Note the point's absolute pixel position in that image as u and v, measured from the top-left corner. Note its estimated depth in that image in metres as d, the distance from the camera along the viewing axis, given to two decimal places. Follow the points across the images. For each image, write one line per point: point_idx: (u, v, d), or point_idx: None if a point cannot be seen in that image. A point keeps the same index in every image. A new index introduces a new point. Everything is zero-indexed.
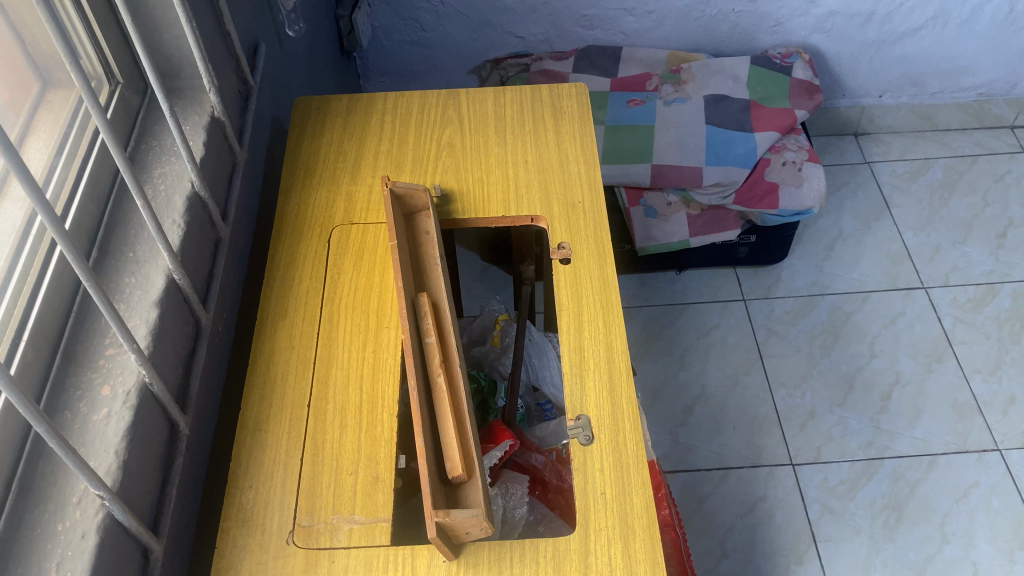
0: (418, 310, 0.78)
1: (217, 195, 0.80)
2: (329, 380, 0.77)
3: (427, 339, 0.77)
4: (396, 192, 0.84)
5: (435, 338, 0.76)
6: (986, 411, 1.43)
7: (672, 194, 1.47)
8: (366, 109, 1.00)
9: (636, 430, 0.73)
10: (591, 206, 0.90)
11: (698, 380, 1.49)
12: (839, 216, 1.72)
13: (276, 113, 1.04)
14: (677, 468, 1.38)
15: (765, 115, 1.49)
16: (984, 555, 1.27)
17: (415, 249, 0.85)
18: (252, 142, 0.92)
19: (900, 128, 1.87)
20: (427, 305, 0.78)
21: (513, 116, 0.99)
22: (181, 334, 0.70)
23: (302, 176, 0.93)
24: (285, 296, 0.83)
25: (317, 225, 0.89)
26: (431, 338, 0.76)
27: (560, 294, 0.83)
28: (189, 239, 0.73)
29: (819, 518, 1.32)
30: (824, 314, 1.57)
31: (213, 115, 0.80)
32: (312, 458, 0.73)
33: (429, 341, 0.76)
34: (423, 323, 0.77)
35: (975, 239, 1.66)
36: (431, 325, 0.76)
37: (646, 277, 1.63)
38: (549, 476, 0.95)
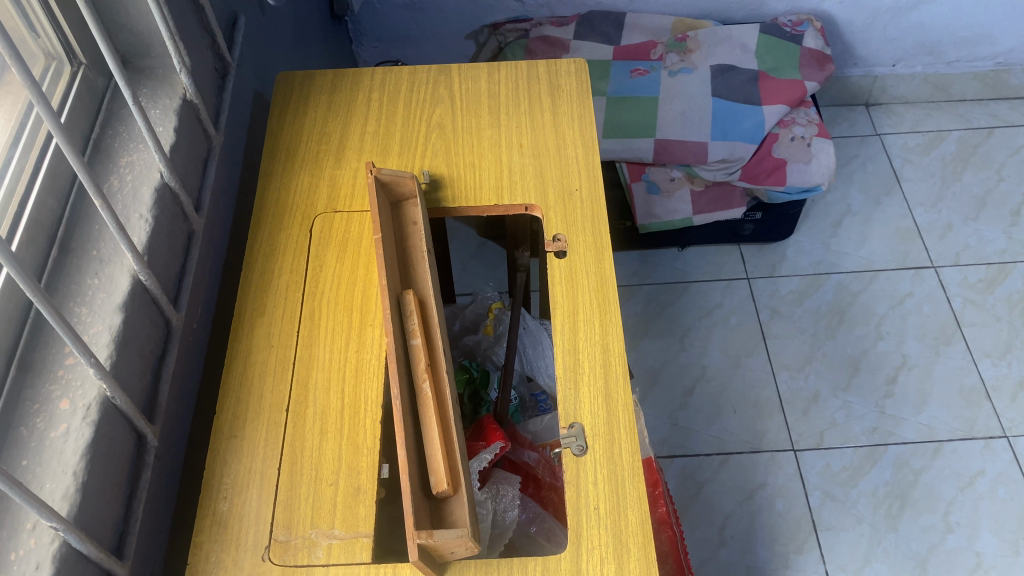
0: (404, 309, 0.74)
1: (189, 184, 0.75)
2: (308, 382, 0.73)
3: (413, 340, 0.72)
4: (382, 180, 0.79)
5: (421, 340, 0.72)
6: (994, 396, 1.39)
7: (675, 168, 1.41)
8: (352, 86, 0.95)
9: (632, 442, 0.70)
10: (589, 194, 0.85)
11: (699, 361, 1.45)
12: (848, 191, 1.66)
13: (258, 88, 0.98)
14: (675, 453, 1.35)
15: (774, 87, 1.43)
16: (988, 545, 1.25)
17: (401, 241, 0.80)
18: (230, 123, 0.86)
19: (914, 99, 1.80)
20: (412, 303, 0.74)
21: (507, 95, 0.94)
22: (148, 338, 0.66)
23: (283, 158, 0.88)
24: (263, 290, 0.79)
25: (298, 213, 0.84)
26: (416, 340, 0.72)
27: (555, 291, 0.78)
28: (157, 234, 0.68)
29: (820, 505, 1.29)
30: (830, 293, 1.52)
31: (184, 97, 0.75)
32: (290, 467, 0.69)
33: (414, 344, 0.72)
34: (408, 323, 0.72)
35: (988, 217, 1.61)
36: (416, 326, 0.72)
37: (647, 254, 1.59)
38: (543, 474, 0.91)
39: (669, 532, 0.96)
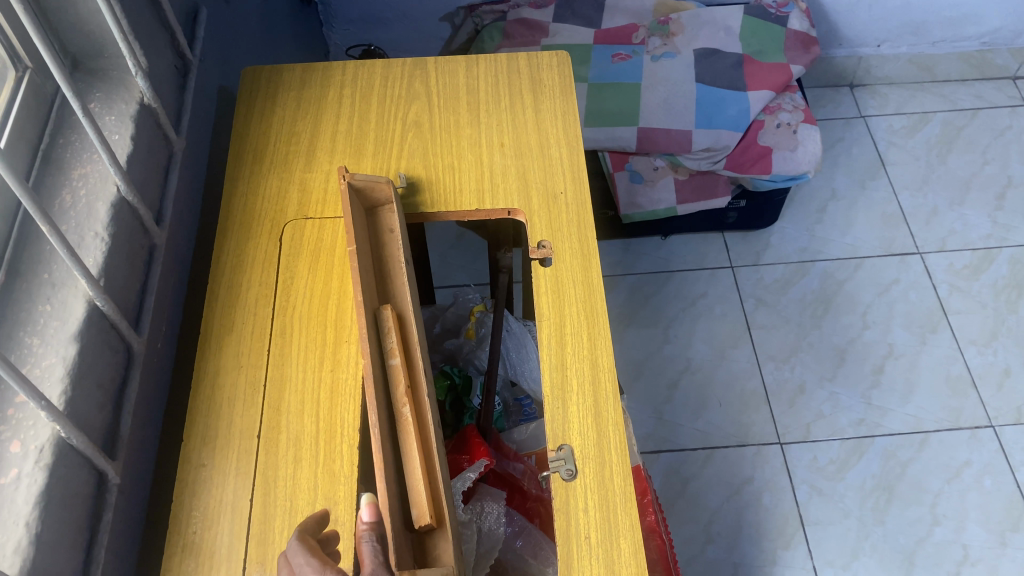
0: (381, 325, 0.70)
1: (149, 194, 0.70)
2: (281, 406, 0.69)
3: (391, 360, 0.68)
4: (355, 185, 0.74)
5: (400, 360, 0.68)
6: (980, 385, 1.38)
7: (659, 157, 1.37)
8: (323, 81, 0.90)
9: (624, 464, 0.67)
10: (575, 196, 0.81)
11: (683, 353, 1.42)
12: (832, 175, 1.64)
13: (223, 82, 0.93)
14: (660, 449, 1.33)
15: (759, 72, 1.39)
16: (975, 537, 1.24)
17: (378, 250, 0.76)
18: (193, 125, 0.81)
19: (898, 79, 1.77)
20: (390, 319, 0.70)
21: (487, 90, 0.89)
22: (108, 367, 0.61)
23: (250, 161, 0.83)
24: (232, 305, 0.74)
25: (267, 219, 0.79)
26: (395, 360, 0.68)
27: (540, 302, 0.74)
28: (115, 253, 0.64)
29: (807, 500, 1.27)
30: (815, 282, 1.50)
31: (141, 101, 0.70)
32: (263, 498, 0.66)
33: (392, 363, 0.68)
34: (387, 342, 0.69)
35: (973, 201, 1.59)
36: (395, 345, 0.68)
37: (630, 243, 1.55)
38: (529, 485, 0.87)
39: (659, 539, 0.93)
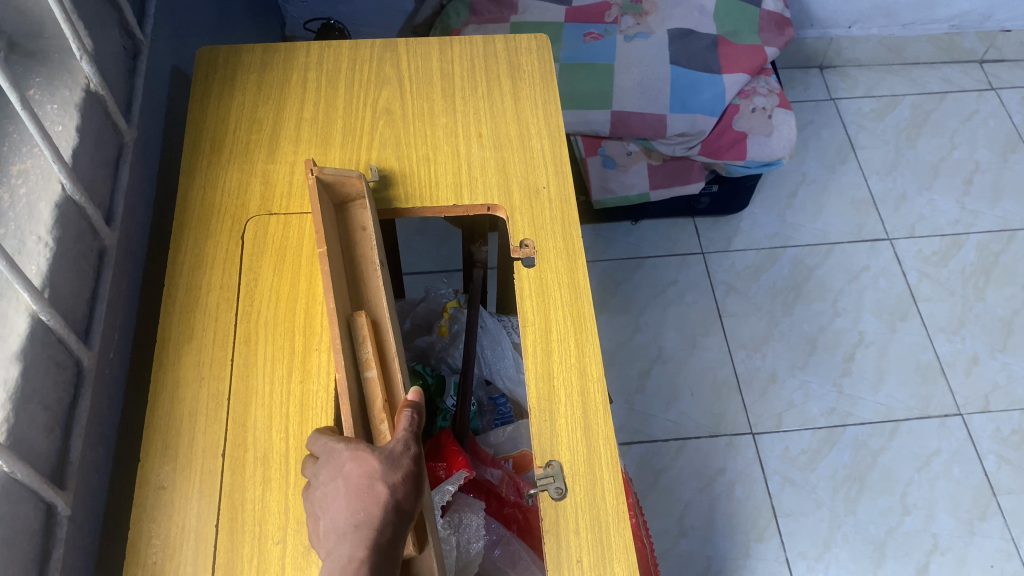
0: (355, 333, 0.64)
1: (98, 191, 0.64)
2: (247, 421, 0.64)
3: (367, 371, 0.63)
4: (324, 180, 0.68)
5: (377, 371, 0.63)
6: (949, 372, 1.38)
7: (632, 142, 1.34)
8: (285, 63, 0.83)
9: (616, 482, 0.63)
10: (558, 191, 0.77)
11: (655, 342, 1.40)
12: (803, 159, 1.62)
13: (176, 62, 0.86)
14: (632, 440, 1.30)
15: (733, 54, 1.36)
16: (944, 526, 1.24)
17: (350, 249, 0.70)
18: (144, 112, 0.74)
19: (867, 62, 1.76)
20: (365, 327, 0.64)
21: (462, 75, 0.84)
22: (57, 387, 0.56)
23: (207, 150, 0.77)
24: (190, 311, 0.69)
25: (227, 216, 0.73)
26: (371, 371, 0.63)
27: (523, 305, 0.70)
28: (61, 258, 0.58)
29: (780, 491, 1.26)
30: (786, 268, 1.48)
31: (87, 88, 0.63)
32: (229, 524, 0.61)
33: (368, 375, 0.63)
34: (362, 352, 0.63)
35: (941, 186, 1.59)
36: (372, 356, 0.63)
37: (600, 228, 1.52)
38: (507, 492, 0.84)
39: (639, 548, 0.88)
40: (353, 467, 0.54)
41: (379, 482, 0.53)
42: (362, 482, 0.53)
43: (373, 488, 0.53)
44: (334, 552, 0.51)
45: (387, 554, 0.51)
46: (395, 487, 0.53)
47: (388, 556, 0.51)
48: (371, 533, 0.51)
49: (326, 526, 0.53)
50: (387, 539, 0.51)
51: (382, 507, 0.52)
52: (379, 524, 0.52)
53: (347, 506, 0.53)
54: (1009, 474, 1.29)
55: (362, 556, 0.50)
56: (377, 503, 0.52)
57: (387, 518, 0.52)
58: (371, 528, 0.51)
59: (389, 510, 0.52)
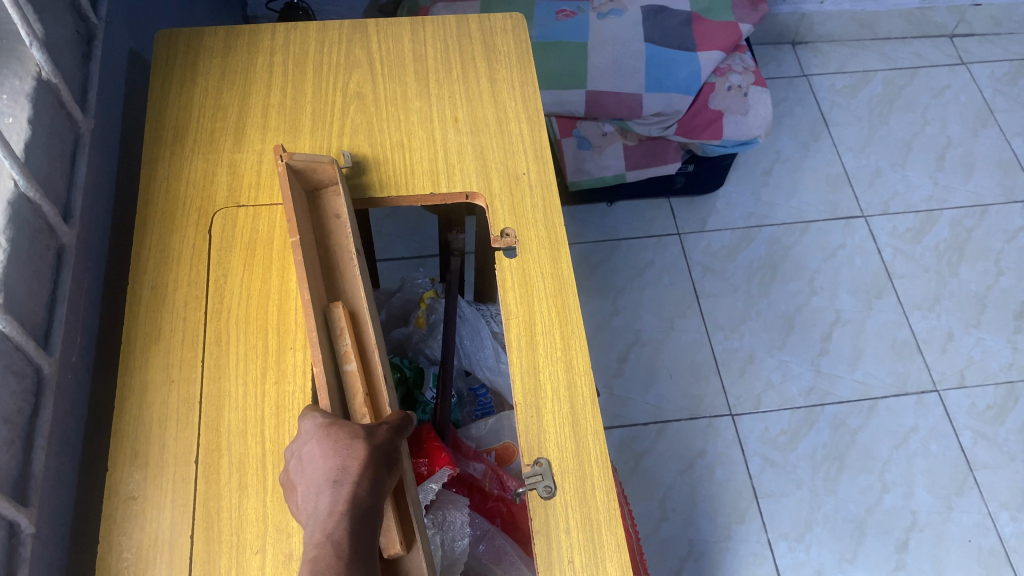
0: (333, 326, 0.61)
1: (54, 187, 0.60)
2: (221, 425, 0.61)
3: (346, 364, 0.61)
4: (294, 167, 0.64)
5: (356, 365, 0.60)
6: (925, 349, 1.38)
7: (608, 123, 1.32)
8: (249, 47, 0.79)
9: (606, 478, 0.61)
10: (539, 178, 0.74)
11: (633, 325, 1.38)
12: (778, 137, 1.60)
13: (134, 45, 0.81)
14: (612, 424, 1.29)
15: (707, 31, 1.34)
16: (923, 503, 1.24)
17: (324, 237, 0.67)
18: (101, 100, 0.70)
19: (838, 37, 1.75)
20: (343, 319, 0.61)
21: (436, 57, 0.81)
22: (16, 398, 0.52)
23: (169, 140, 0.73)
24: (156, 310, 0.65)
25: (193, 210, 0.70)
26: (350, 364, 0.60)
27: (506, 297, 0.68)
28: (16, 260, 0.54)
29: (760, 472, 1.26)
30: (762, 247, 1.47)
31: (39, 77, 0.59)
32: (206, 533, 0.58)
33: (348, 369, 0.60)
34: (340, 345, 0.60)
35: (915, 162, 1.59)
36: (350, 349, 0.60)
37: (575, 211, 1.49)
38: (490, 486, 0.82)
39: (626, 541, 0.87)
40: (330, 430, 0.53)
41: (358, 441, 0.52)
42: (339, 441, 0.52)
43: (351, 446, 0.52)
44: (314, 510, 0.50)
45: (368, 508, 0.50)
46: (374, 446, 0.52)
47: (369, 509, 0.49)
48: (350, 487, 0.50)
49: (305, 489, 0.51)
50: (367, 492, 0.50)
51: (361, 461, 0.51)
52: (357, 477, 0.50)
53: (325, 465, 0.51)
54: (985, 448, 1.30)
55: (342, 510, 0.49)
56: (355, 457, 0.51)
57: (366, 473, 0.51)
58: (349, 481, 0.50)
59: (368, 465, 0.51)
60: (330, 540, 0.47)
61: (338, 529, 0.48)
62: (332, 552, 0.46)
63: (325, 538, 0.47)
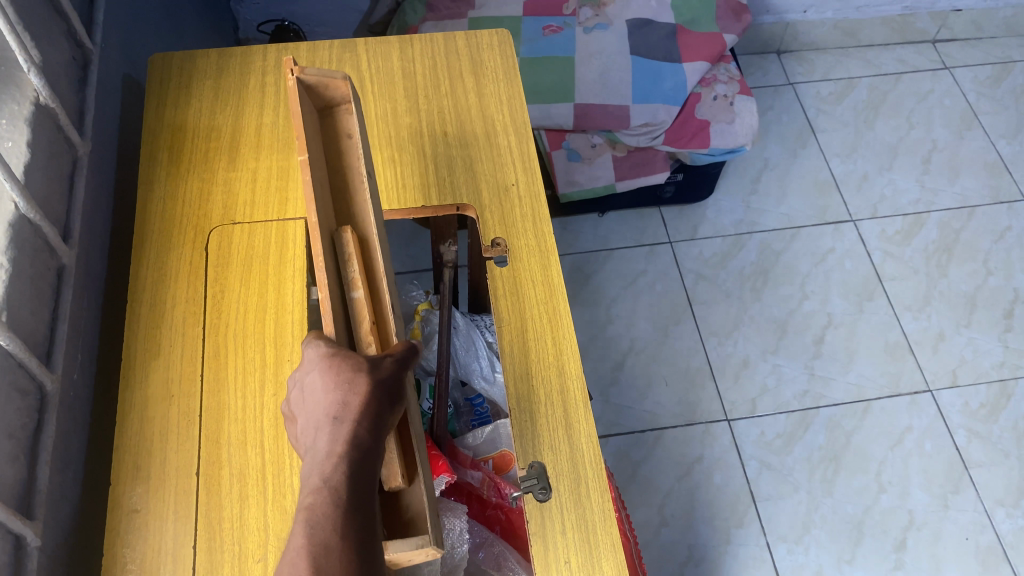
0: (340, 249, 0.58)
1: (53, 208, 0.61)
2: (221, 437, 0.63)
3: (353, 291, 0.57)
4: (306, 83, 0.58)
5: (363, 291, 0.57)
6: (917, 350, 1.40)
7: (597, 134, 1.34)
8: (242, 68, 0.81)
9: (600, 480, 0.63)
10: (527, 188, 0.76)
11: (627, 333, 1.40)
12: (765, 144, 1.63)
13: (128, 70, 0.83)
14: (609, 432, 1.30)
15: (692, 43, 1.36)
16: (919, 502, 1.25)
17: (333, 158, 0.62)
18: (98, 124, 0.72)
19: (823, 45, 1.78)
20: (351, 243, 0.58)
21: (424, 74, 0.82)
22: (20, 415, 0.53)
23: (165, 161, 0.75)
24: (156, 326, 0.67)
25: (190, 227, 0.72)
26: (358, 291, 0.57)
27: (499, 305, 0.69)
28: (17, 280, 0.55)
29: (757, 476, 1.27)
30: (753, 254, 1.49)
31: (37, 101, 0.61)
32: (208, 544, 0.59)
33: (355, 296, 0.57)
34: (347, 271, 0.57)
35: (901, 166, 1.61)
36: (358, 275, 0.57)
37: (567, 222, 1.51)
38: (488, 494, 0.82)
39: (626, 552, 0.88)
40: (333, 361, 0.47)
41: (361, 376, 0.46)
42: (341, 373, 0.46)
43: (353, 380, 0.46)
44: (312, 449, 0.44)
45: (369, 450, 0.44)
46: (378, 382, 0.46)
47: (370, 452, 0.44)
48: (350, 428, 0.44)
49: (307, 423, 0.46)
50: (367, 433, 0.44)
51: (363, 398, 0.45)
52: (358, 416, 0.45)
53: (325, 401, 0.46)
54: (979, 446, 1.31)
55: (341, 453, 0.43)
56: (357, 394, 0.45)
57: (367, 411, 0.45)
58: (349, 420, 0.44)
59: (371, 403, 0.45)
60: (326, 487, 0.42)
61: (336, 474, 0.42)
62: (328, 501, 0.41)
63: (321, 485, 0.42)
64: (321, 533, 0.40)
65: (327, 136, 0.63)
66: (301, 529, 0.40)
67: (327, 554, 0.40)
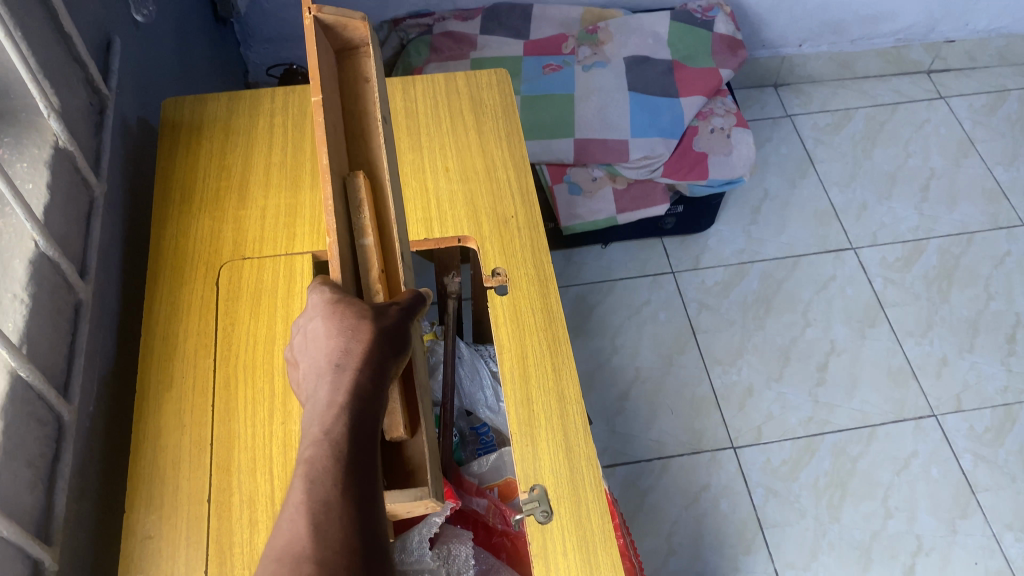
0: (352, 195, 0.56)
1: (70, 246, 0.64)
2: (231, 465, 0.65)
3: (363, 239, 0.56)
4: (324, 22, 0.54)
5: (374, 240, 0.56)
6: (920, 375, 1.41)
7: (597, 168, 1.36)
8: (251, 110, 0.84)
9: (600, 502, 0.64)
10: (526, 220, 0.78)
11: (632, 363, 1.41)
12: (764, 175, 1.65)
13: (142, 113, 0.87)
14: (616, 462, 1.31)
15: (688, 78, 1.39)
16: (927, 527, 1.26)
17: (349, 102, 0.59)
18: (113, 168, 0.75)
19: (819, 77, 1.82)
20: (364, 190, 0.56)
21: (426, 114, 0.85)
22: (38, 444, 0.55)
23: (177, 200, 0.78)
24: (168, 358, 0.69)
25: (202, 263, 0.74)
26: (368, 241, 0.55)
27: (499, 333, 0.71)
28: (36, 315, 0.58)
29: (764, 503, 1.27)
30: (755, 282, 1.51)
31: (56, 145, 0.64)
32: (219, 568, 0.61)
33: (365, 244, 0.56)
34: (359, 218, 0.55)
35: (900, 194, 1.63)
36: (370, 223, 0.55)
37: (571, 254, 1.54)
38: (493, 520, 0.83)
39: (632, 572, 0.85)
40: (336, 308, 0.48)
41: (364, 323, 0.47)
42: (344, 322, 0.47)
43: (356, 327, 0.46)
44: (313, 397, 0.44)
45: (372, 398, 0.44)
46: (382, 328, 0.47)
47: (372, 401, 0.44)
48: (351, 375, 0.44)
49: (308, 370, 0.46)
50: (369, 382, 0.44)
51: (365, 345, 0.45)
52: (361, 364, 0.45)
53: (327, 347, 0.46)
54: (986, 471, 1.31)
55: (342, 403, 0.43)
56: (360, 340, 0.46)
57: (370, 357, 0.45)
58: (351, 368, 0.44)
59: (374, 350, 0.45)
60: (327, 439, 0.41)
61: (337, 426, 0.42)
62: (328, 453, 0.40)
63: (321, 436, 0.41)
64: (320, 489, 0.39)
65: (343, 80, 0.60)
66: (301, 483, 0.40)
67: (327, 511, 0.39)
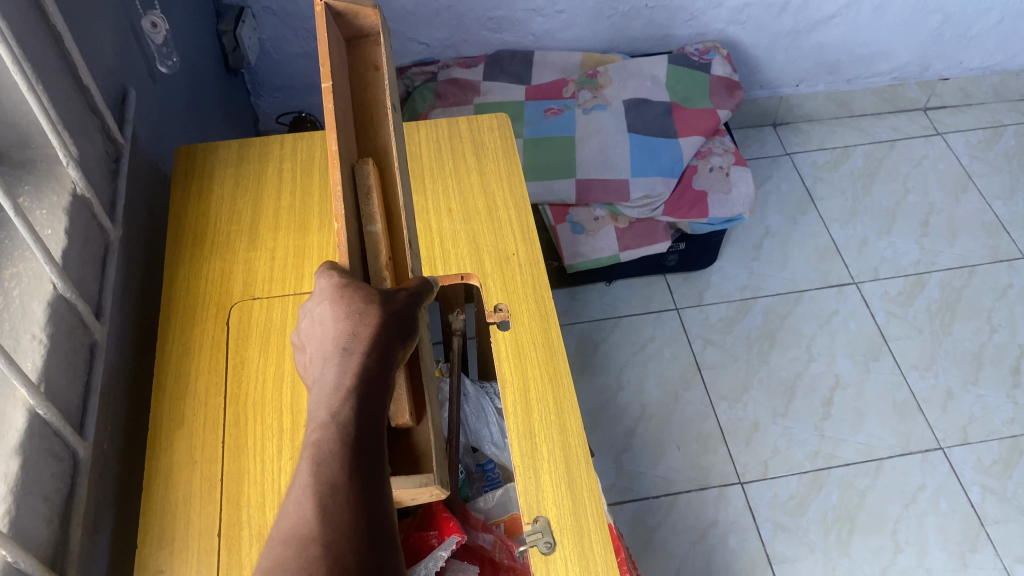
0: (361, 181, 0.58)
1: (86, 288, 0.67)
2: (240, 499, 0.66)
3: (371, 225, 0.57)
4: (334, 10, 0.56)
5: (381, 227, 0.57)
6: (926, 408, 1.41)
7: (599, 208, 1.39)
8: (261, 156, 0.88)
9: (602, 534, 0.66)
10: (527, 257, 0.80)
11: (637, 399, 1.42)
12: (766, 213, 1.68)
13: (156, 159, 0.90)
14: (623, 499, 1.31)
15: (686, 119, 1.43)
16: (938, 561, 1.25)
17: (359, 94, 0.61)
18: (128, 213, 0.78)
19: (817, 116, 1.85)
20: (372, 176, 0.58)
21: (429, 158, 0.88)
22: (53, 479, 0.57)
23: (190, 243, 0.80)
24: (180, 395, 0.71)
25: (212, 303, 0.77)
26: (375, 227, 0.57)
27: (502, 367, 0.73)
28: (53, 354, 0.60)
29: (772, 538, 1.27)
30: (758, 318, 1.52)
31: (74, 192, 0.67)
32: None
33: (372, 230, 0.57)
34: (367, 205, 0.57)
35: (900, 229, 1.65)
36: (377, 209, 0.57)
37: (576, 292, 1.56)
38: (500, 556, 0.84)
39: None
40: (344, 294, 0.48)
41: (371, 309, 0.47)
42: (351, 307, 0.47)
43: (363, 312, 0.47)
44: (320, 378, 0.44)
45: (378, 381, 0.44)
46: (390, 314, 0.47)
47: (379, 385, 0.44)
48: (358, 360, 0.44)
49: (315, 354, 0.46)
50: (377, 365, 0.45)
51: (373, 330, 0.46)
52: (368, 349, 0.45)
53: (335, 331, 0.46)
54: (995, 504, 1.31)
55: (349, 386, 0.43)
56: (367, 325, 0.46)
57: (377, 342, 0.45)
58: (359, 351, 0.45)
59: (381, 335, 0.46)
60: (335, 422, 0.41)
61: (344, 409, 0.42)
62: (334, 436, 0.41)
63: (328, 419, 0.41)
64: (326, 471, 0.39)
65: (354, 73, 0.61)
66: (307, 466, 0.40)
67: (334, 492, 0.39)
